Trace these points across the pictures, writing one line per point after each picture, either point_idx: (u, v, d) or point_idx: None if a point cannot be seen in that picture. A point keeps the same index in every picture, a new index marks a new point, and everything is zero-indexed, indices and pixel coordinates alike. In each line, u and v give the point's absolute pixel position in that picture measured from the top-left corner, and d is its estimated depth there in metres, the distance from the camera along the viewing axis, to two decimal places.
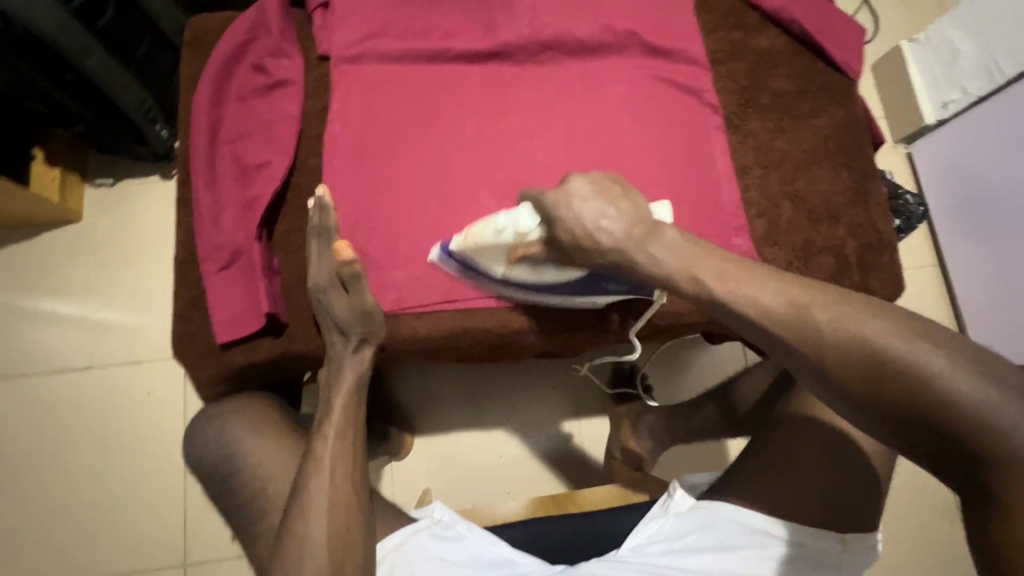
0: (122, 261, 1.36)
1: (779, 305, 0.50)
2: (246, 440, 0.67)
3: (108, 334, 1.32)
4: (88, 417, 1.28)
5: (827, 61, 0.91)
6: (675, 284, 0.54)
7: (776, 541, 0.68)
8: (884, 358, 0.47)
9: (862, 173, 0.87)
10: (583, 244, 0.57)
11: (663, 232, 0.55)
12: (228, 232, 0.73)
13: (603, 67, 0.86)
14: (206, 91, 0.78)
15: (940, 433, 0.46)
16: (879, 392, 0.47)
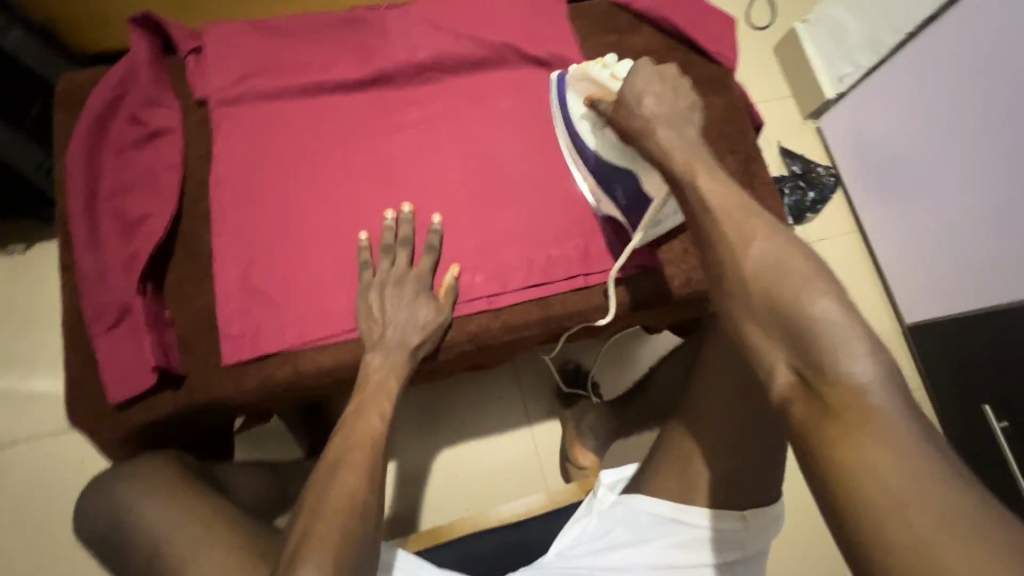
0: (44, 327, 1.32)
1: (716, 197, 0.53)
2: (137, 501, 0.65)
3: (34, 405, 1.27)
4: (17, 493, 1.22)
5: (700, 54, 0.95)
6: (667, 163, 0.57)
7: (686, 526, 0.68)
8: (790, 280, 0.48)
9: (746, 156, 0.91)
10: (627, 105, 0.61)
11: (688, 127, 0.59)
12: (113, 289, 0.72)
13: (484, 82, 0.88)
14: (80, 149, 0.77)
15: (804, 345, 0.46)
16: (773, 304, 0.48)
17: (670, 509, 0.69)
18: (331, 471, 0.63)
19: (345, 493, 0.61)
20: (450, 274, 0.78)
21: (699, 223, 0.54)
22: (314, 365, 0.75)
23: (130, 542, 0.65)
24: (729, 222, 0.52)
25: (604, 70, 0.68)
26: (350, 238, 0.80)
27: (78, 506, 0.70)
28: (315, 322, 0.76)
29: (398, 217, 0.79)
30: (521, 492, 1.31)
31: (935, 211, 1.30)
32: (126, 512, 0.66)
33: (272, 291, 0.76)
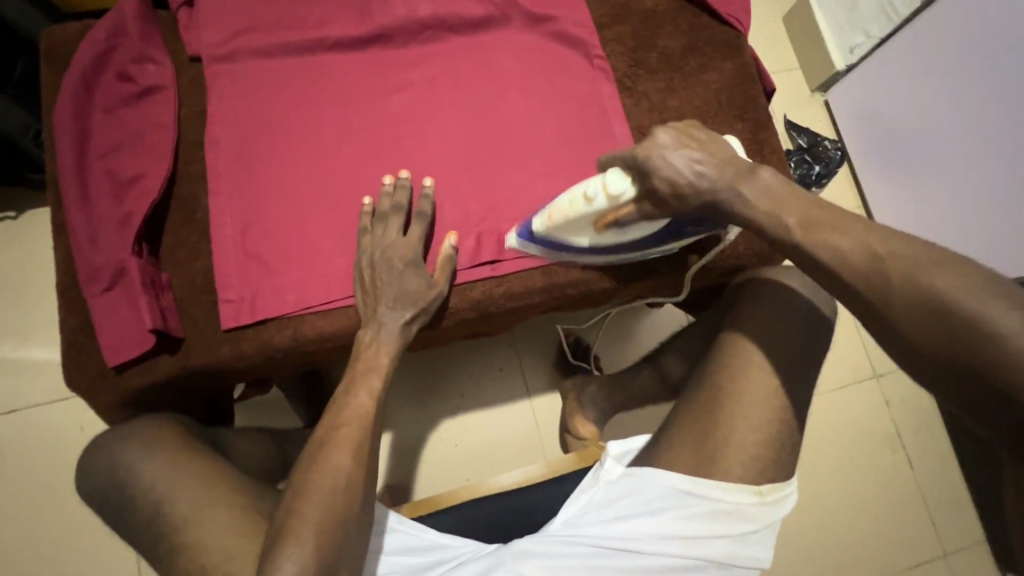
0: (36, 296, 1.30)
1: (855, 248, 0.53)
2: (138, 464, 0.65)
3: (29, 374, 1.26)
4: (17, 460, 1.22)
5: (712, 16, 0.91)
6: (754, 216, 0.58)
7: (698, 500, 0.69)
8: (957, 321, 0.47)
9: (756, 123, 0.88)
10: (680, 193, 0.59)
11: (756, 173, 0.58)
12: (107, 251, 0.70)
13: (488, 42, 0.85)
14: (69, 105, 0.74)
15: (992, 392, 0.46)
16: (939, 350, 0.48)
17: (688, 484, 0.69)
18: (320, 446, 0.63)
19: (334, 467, 0.60)
20: (448, 243, 0.75)
21: (841, 277, 0.54)
22: (313, 331, 0.74)
23: (131, 507, 0.64)
24: (882, 263, 0.51)
25: (590, 202, 0.64)
26: (350, 202, 0.78)
27: (79, 463, 0.69)
28: (313, 287, 0.74)
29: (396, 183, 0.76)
30: (520, 463, 1.32)
31: (968, 187, 1.23)
32: (127, 476, 0.65)
33: (270, 256, 0.75)
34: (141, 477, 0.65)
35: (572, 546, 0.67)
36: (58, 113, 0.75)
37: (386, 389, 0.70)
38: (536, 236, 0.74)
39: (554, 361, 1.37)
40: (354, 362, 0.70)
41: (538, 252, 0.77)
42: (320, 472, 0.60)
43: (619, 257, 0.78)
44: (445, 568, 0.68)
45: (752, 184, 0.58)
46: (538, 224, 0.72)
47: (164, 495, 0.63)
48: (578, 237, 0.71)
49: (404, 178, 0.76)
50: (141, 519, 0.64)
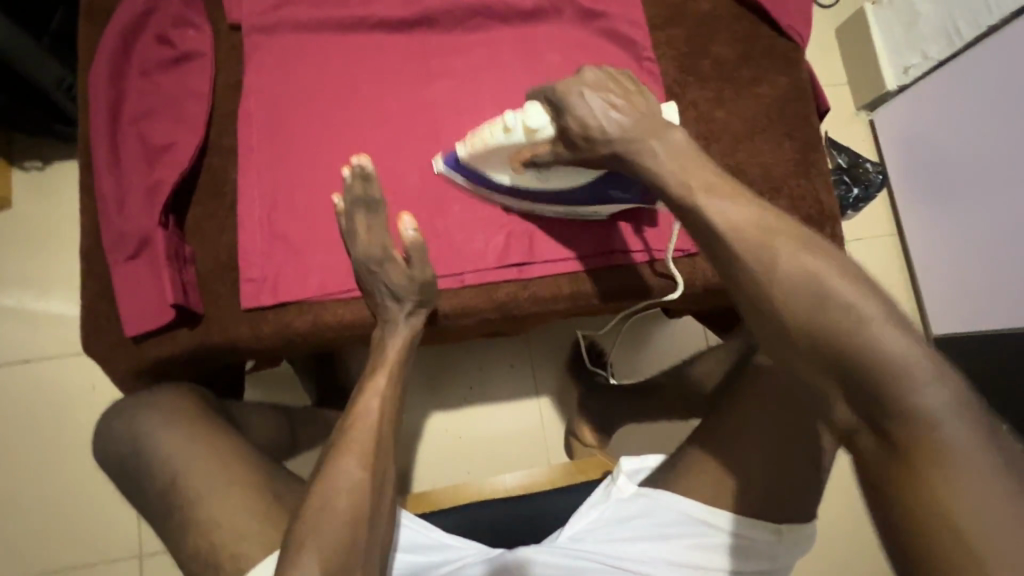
0: (58, 249, 1.30)
1: (747, 222, 0.51)
2: (156, 434, 0.65)
3: (46, 327, 1.27)
4: (30, 410, 1.24)
5: (772, 26, 0.87)
6: (665, 186, 0.55)
7: (712, 530, 0.68)
8: (833, 310, 0.47)
9: (805, 143, 0.85)
10: (589, 136, 0.59)
11: (669, 132, 0.57)
12: (134, 219, 0.69)
13: (536, 35, 0.82)
14: (105, 66, 0.72)
15: (854, 373, 0.46)
16: (816, 338, 0.47)
17: (703, 511, 0.68)
18: (335, 450, 0.61)
19: (352, 470, 0.59)
20: (407, 226, 0.68)
21: (730, 249, 0.51)
22: (335, 319, 0.73)
23: (148, 479, 0.64)
24: (768, 237, 0.50)
25: (506, 130, 0.66)
26: (382, 190, 0.76)
27: (96, 429, 0.69)
28: (338, 274, 0.73)
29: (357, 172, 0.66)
30: (524, 462, 1.31)
31: (983, 220, 1.24)
32: (146, 449, 0.65)
33: (297, 237, 0.73)
34: (159, 452, 0.65)
35: (579, 560, 0.67)
36: (94, 73, 0.73)
37: (403, 384, 0.69)
38: (462, 165, 0.74)
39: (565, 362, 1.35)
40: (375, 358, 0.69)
41: (470, 187, 0.77)
42: (342, 476, 0.58)
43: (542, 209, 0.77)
44: (450, 568, 0.68)
45: (718, 176, 0.54)
46: (459, 151, 0.72)
47: (180, 471, 0.63)
48: (500, 173, 0.72)
49: (359, 166, 0.66)
50: (155, 491, 0.64)
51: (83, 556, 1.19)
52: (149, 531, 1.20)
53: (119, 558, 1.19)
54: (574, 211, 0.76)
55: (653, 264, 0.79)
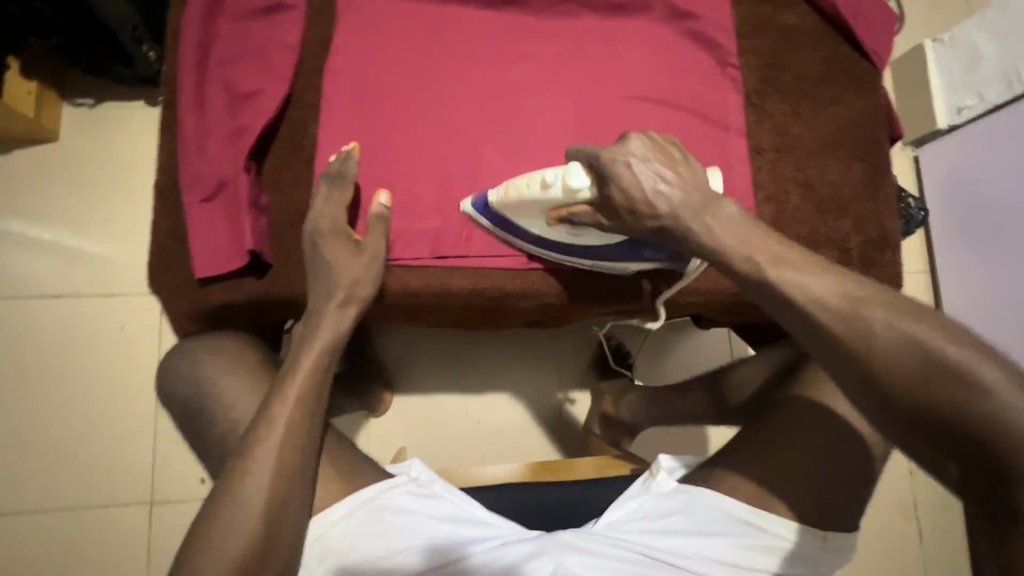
0: (99, 188, 1.29)
1: (833, 294, 0.50)
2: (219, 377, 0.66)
3: (80, 263, 1.26)
4: (56, 345, 1.23)
5: (855, 48, 0.87)
6: (725, 257, 0.54)
7: (750, 530, 0.69)
8: (944, 375, 0.46)
9: (876, 168, 0.85)
10: (634, 209, 0.57)
11: (721, 206, 0.56)
12: (214, 162, 0.69)
13: (625, 28, 0.82)
14: (200, 7, 0.72)
15: (954, 434, 0.45)
16: (921, 402, 0.46)
17: (751, 515, 0.69)
18: (275, 391, 0.63)
19: (285, 416, 0.62)
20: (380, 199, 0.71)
21: (817, 317, 0.50)
22: (400, 284, 0.74)
23: (210, 418, 0.66)
24: (855, 305, 0.49)
25: (544, 186, 0.63)
26: (458, 163, 0.76)
27: (161, 367, 0.71)
28: (408, 240, 0.74)
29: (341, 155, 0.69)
30: (540, 453, 1.32)
31: None
32: (211, 390, 0.66)
33: (371, 199, 0.73)
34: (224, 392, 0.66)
35: (625, 548, 0.68)
36: (186, 10, 0.73)
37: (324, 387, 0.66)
38: (490, 210, 0.71)
39: (590, 361, 1.36)
40: (319, 297, 0.68)
41: (492, 230, 0.74)
42: (274, 421, 0.61)
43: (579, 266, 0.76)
44: (490, 544, 0.69)
45: (751, 220, 0.54)
46: (493, 195, 0.69)
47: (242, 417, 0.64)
48: (532, 223, 0.69)
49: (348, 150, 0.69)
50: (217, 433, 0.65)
51: (95, 497, 1.19)
52: (163, 478, 1.21)
53: (131, 501, 1.19)
54: (610, 268, 0.76)
55: (656, 286, 0.80)
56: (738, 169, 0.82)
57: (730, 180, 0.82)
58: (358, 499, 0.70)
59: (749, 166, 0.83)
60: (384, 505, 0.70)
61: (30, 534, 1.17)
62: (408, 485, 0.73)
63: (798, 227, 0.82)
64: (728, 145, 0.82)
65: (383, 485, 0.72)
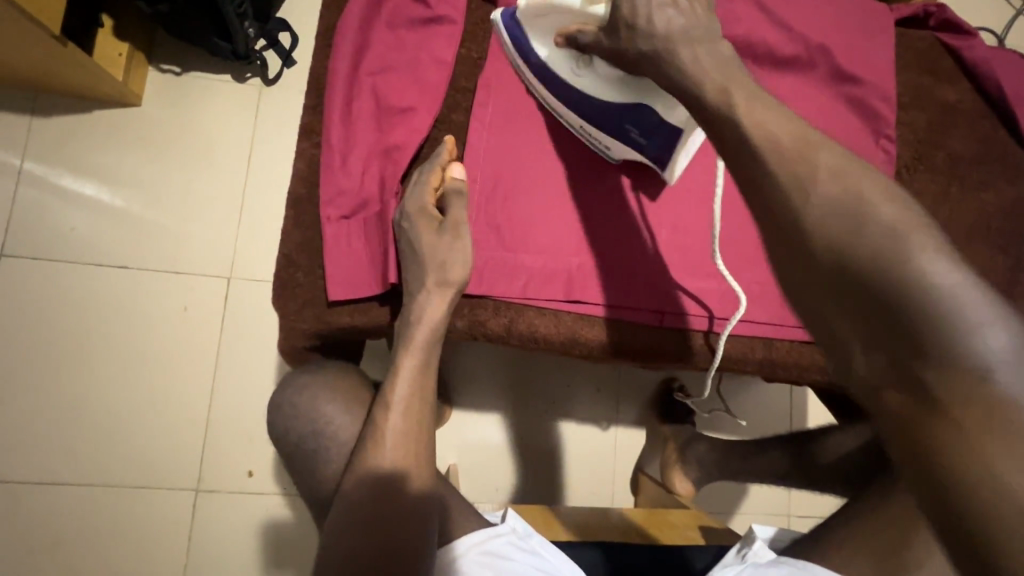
0: (176, 160, 1.25)
1: (789, 138, 0.45)
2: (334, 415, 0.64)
3: (149, 235, 1.23)
4: (115, 316, 1.20)
5: (1013, 133, 0.83)
6: (701, 94, 0.49)
7: None
8: (885, 244, 0.40)
9: (1019, 261, 0.81)
10: (634, 23, 0.52)
11: (717, 42, 0.51)
12: (359, 178, 0.65)
13: (783, 84, 0.78)
14: (359, 12, 0.68)
15: (890, 307, 0.38)
16: (843, 255, 0.40)
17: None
18: (379, 400, 0.60)
19: (392, 426, 0.59)
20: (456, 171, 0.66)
21: (760, 159, 0.45)
22: (528, 328, 0.70)
23: (321, 461, 0.63)
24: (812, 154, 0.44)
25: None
26: (600, 205, 0.72)
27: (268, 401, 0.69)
28: (543, 282, 0.70)
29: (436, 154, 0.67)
30: (589, 487, 1.29)
31: None
32: (325, 431, 0.63)
33: (509, 234, 0.70)
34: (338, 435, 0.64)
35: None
36: (343, 14, 0.69)
37: (425, 397, 0.62)
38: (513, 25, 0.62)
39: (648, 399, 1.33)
40: (415, 279, 0.62)
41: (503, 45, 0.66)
42: (382, 436, 0.59)
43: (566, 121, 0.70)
44: None
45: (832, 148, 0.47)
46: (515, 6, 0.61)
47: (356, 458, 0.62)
48: (539, 48, 0.63)
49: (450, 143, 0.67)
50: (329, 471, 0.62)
51: (139, 477, 1.16)
52: (208, 465, 1.18)
53: (175, 485, 1.17)
54: (592, 138, 0.70)
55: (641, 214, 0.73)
56: None
57: None
58: (462, 546, 0.68)
59: None
60: (490, 552, 0.68)
61: (70, 506, 1.14)
62: (511, 537, 0.70)
63: None
64: None
65: (487, 533, 0.70)
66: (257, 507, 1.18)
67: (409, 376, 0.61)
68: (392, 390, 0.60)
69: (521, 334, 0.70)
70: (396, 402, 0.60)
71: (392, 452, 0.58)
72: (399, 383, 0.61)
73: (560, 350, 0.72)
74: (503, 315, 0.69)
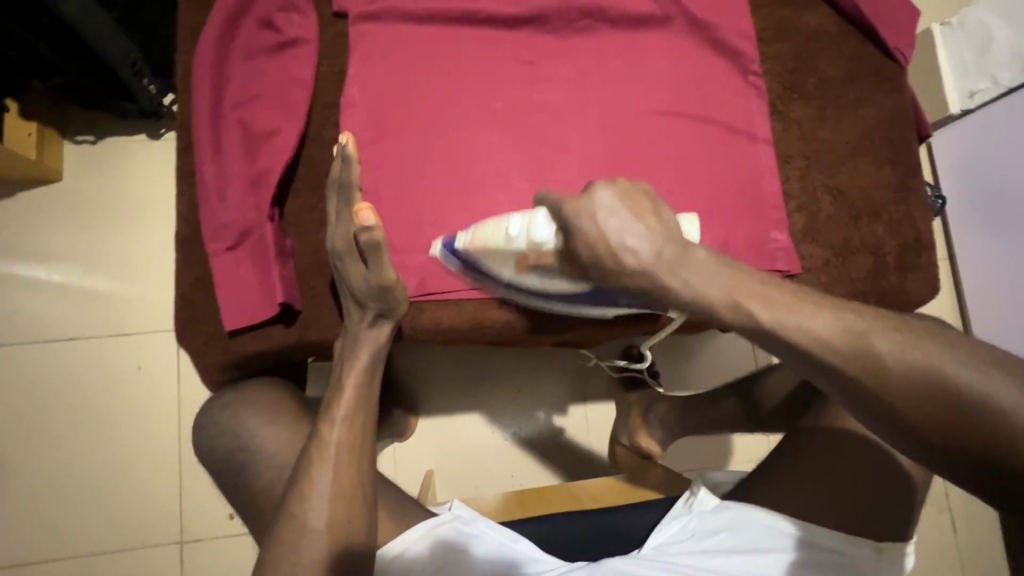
0: (107, 227, 1.27)
1: (838, 334, 0.44)
2: (260, 429, 0.66)
3: (93, 303, 1.25)
4: (75, 388, 1.22)
5: (879, 46, 0.85)
6: (715, 314, 0.45)
7: (804, 544, 0.68)
8: (964, 405, 0.43)
9: (906, 168, 0.83)
10: (601, 266, 0.46)
11: (695, 254, 0.45)
12: (236, 209, 0.67)
13: (643, 41, 0.80)
14: (210, 50, 0.70)
15: (993, 461, 0.42)
16: (922, 406, 0.44)
17: (795, 526, 0.68)
18: (324, 415, 0.62)
19: (337, 439, 0.61)
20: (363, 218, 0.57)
21: (829, 366, 0.45)
22: (432, 322, 0.72)
23: (250, 474, 0.65)
24: (864, 339, 0.44)
25: (511, 243, 0.57)
26: (481, 191, 0.74)
27: (195, 425, 0.70)
28: (438, 275, 0.72)
29: (340, 152, 0.63)
30: (567, 467, 1.31)
31: None
32: (250, 444, 0.66)
33: (397, 237, 0.72)
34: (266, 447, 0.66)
35: (685, 568, 0.67)
36: (196, 55, 0.71)
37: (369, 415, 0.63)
38: (459, 255, 0.66)
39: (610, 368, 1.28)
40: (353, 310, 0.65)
41: (462, 272, 0.69)
42: (326, 445, 0.60)
43: (547, 308, 0.72)
44: None
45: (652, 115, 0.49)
46: (459, 241, 0.65)
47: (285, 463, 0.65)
48: (502, 269, 0.63)
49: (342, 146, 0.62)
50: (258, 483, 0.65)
51: (123, 540, 1.18)
52: (191, 517, 1.19)
53: (160, 541, 1.18)
54: (581, 310, 0.71)
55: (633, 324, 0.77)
56: (768, 179, 0.80)
57: (760, 191, 0.79)
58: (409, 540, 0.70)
59: (778, 176, 0.81)
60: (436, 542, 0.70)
61: None
62: (454, 523, 0.72)
63: (832, 235, 0.80)
64: (755, 155, 0.80)
65: (431, 522, 0.71)
66: (244, 548, 1.19)
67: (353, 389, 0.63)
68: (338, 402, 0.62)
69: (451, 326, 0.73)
70: (339, 412, 0.62)
71: (334, 464, 0.60)
72: (346, 396, 0.63)
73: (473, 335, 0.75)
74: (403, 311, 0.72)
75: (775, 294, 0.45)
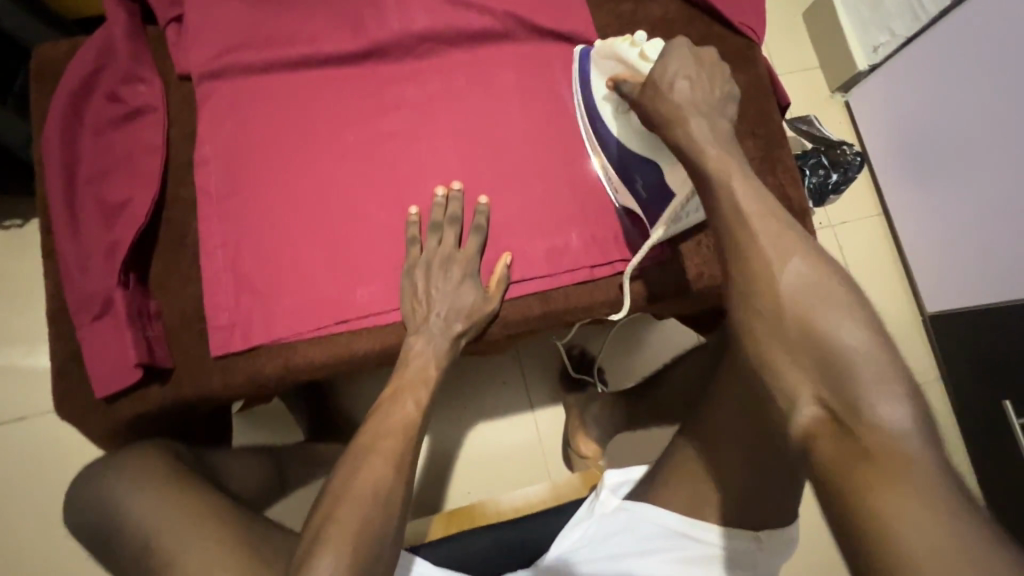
0: (16, 306, 1.26)
1: (756, 212, 0.53)
2: (122, 496, 0.65)
3: (20, 381, 1.22)
4: (11, 472, 1.18)
5: (725, 24, 0.86)
6: (702, 153, 0.54)
7: (691, 540, 0.67)
8: (822, 320, 0.49)
9: (770, 140, 0.84)
10: (653, 86, 0.57)
11: (722, 122, 0.56)
12: (95, 279, 0.69)
13: (486, 55, 0.82)
14: (57, 130, 0.73)
15: (833, 370, 0.48)
16: (805, 339, 0.49)
17: (681, 522, 0.68)
18: (343, 469, 0.61)
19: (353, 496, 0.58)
20: (455, 185, 0.75)
21: (731, 231, 0.53)
22: (306, 362, 0.72)
23: (124, 541, 0.64)
24: (774, 235, 0.52)
25: (630, 47, 0.63)
26: (340, 223, 0.75)
27: (68, 493, 0.70)
28: (305, 314, 0.72)
29: (448, 196, 0.75)
30: (523, 479, 1.24)
31: (967, 202, 1.17)
32: (121, 509, 0.65)
33: (260, 280, 0.72)
34: (132, 511, 0.65)
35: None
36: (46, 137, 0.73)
37: (394, 475, 0.61)
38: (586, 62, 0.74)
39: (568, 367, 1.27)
40: (421, 331, 0.72)
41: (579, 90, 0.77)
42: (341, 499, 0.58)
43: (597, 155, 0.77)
44: None
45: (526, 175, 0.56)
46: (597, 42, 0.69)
47: (154, 530, 0.63)
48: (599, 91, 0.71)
49: (456, 190, 0.75)
50: (137, 538, 0.63)
51: None
52: None
53: None
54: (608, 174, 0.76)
55: (562, 296, 0.77)
56: None
57: None
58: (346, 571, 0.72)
59: None
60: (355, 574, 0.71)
61: None
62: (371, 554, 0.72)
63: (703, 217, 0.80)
64: None
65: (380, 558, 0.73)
66: None
67: (389, 444, 0.63)
68: (360, 468, 0.60)
69: (448, 358, 0.73)
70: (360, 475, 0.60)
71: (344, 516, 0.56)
72: (366, 463, 0.61)
73: (385, 357, 0.75)
74: (274, 356, 0.71)
75: (749, 171, 0.54)
